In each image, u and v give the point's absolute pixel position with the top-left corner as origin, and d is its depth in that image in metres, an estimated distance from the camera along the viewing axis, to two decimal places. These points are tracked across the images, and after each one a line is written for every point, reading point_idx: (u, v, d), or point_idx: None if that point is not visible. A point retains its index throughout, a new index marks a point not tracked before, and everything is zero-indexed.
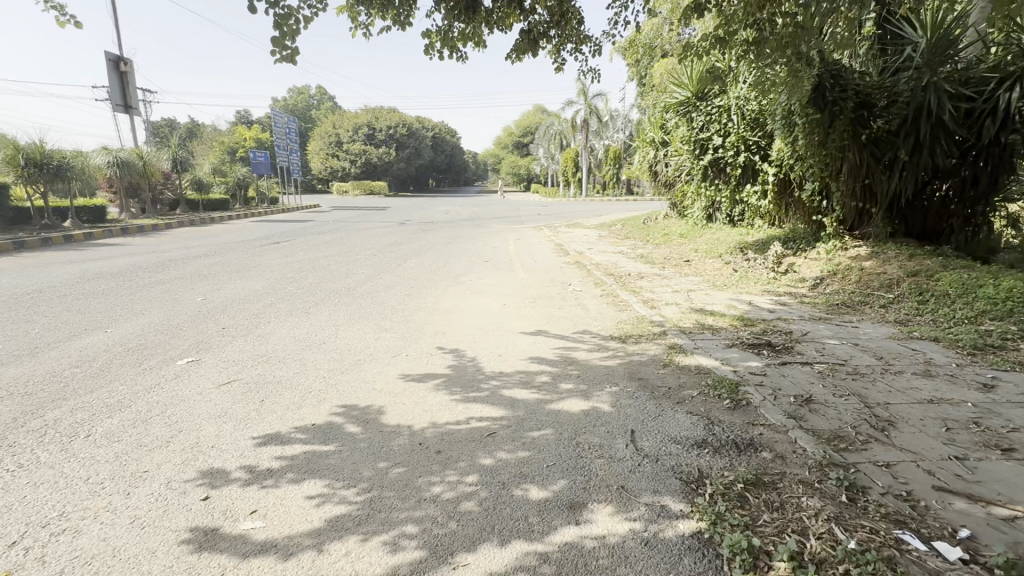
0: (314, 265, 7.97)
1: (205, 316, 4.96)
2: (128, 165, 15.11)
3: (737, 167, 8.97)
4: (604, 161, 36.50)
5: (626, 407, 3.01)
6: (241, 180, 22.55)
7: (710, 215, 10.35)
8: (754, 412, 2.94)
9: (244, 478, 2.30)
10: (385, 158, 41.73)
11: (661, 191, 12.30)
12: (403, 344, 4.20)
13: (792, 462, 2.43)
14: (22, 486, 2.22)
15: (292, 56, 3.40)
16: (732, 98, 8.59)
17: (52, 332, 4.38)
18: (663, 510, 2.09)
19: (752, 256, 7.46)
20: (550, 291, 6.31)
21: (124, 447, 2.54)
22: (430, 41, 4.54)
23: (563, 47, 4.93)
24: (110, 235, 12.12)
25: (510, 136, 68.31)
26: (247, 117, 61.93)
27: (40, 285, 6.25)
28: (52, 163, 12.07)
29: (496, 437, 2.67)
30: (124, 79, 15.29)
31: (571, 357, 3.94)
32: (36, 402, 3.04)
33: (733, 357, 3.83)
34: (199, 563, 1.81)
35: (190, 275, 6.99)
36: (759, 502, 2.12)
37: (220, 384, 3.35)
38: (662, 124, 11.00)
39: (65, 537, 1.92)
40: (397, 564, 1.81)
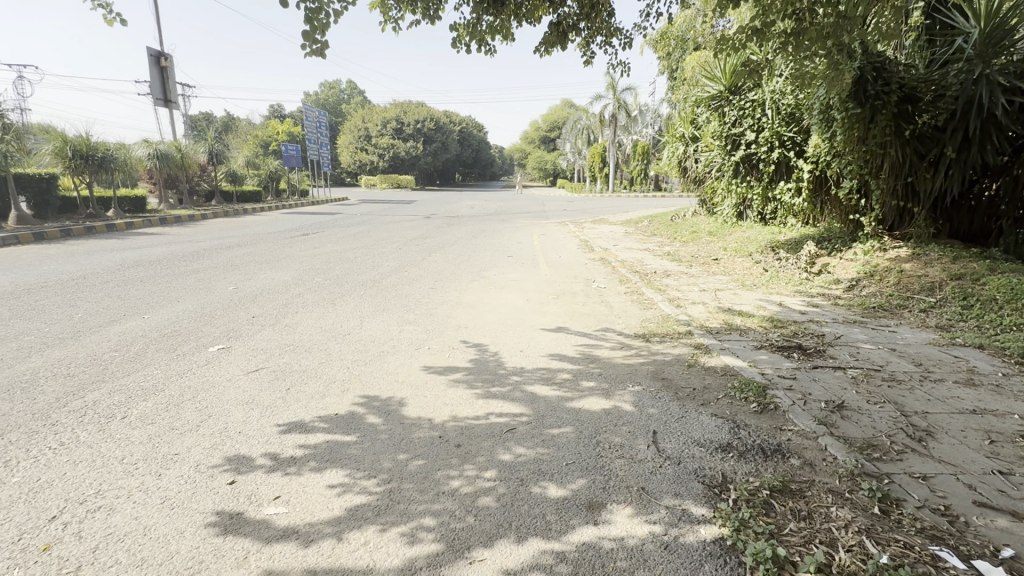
0: (341, 257, 8.07)
1: (236, 305, 5.10)
2: (167, 157, 15.66)
3: (770, 163, 8.67)
4: (632, 157, 35.95)
5: (649, 408, 2.96)
6: (274, 173, 23.14)
7: (740, 212, 10.08)
8: (783, 417, 2.85)
9: (269, 465, 2.35)
10: (413, 152, 42.12)
11: (690, 187, 12.01)
12: (425, 337, 4.23)
13: (821, 470, 2.34)
14: (61, 463, 2.33)
15: (322, 49, 3.43)
16: (767, 92, 8.35)
17: (94, 317, 4.58)
18: (685, 514, 2.05)
19: (784, 256, 7.23)
20: (574, 287, 6.25)
21: (157, 430, 2.64)
22: (458, 35, 4.52)
23: (592, 40, 4.84)
24: (149, 225, 12.58)
25: (538, 131, 68.02)
26: (280, 111, 63.41)
27: (84, 272, 6.54)
28: (97, 154, 12.60)
29: (516, 433, 2.67)
30: (165, 73, 15.83)
31: (594, 354, 3.89)
32: (77, 383, 3.19)
33: (761, 360, 3.72)
34: (223, 545, 1.86)
35: (223, 265, 7.20)
36: (786, 511, 2.05)
37: (249, 371, 3.44)
38: (693, 118, 10.78)
39: (100, 514, 2.00)
40: (414, 556, 1.82)
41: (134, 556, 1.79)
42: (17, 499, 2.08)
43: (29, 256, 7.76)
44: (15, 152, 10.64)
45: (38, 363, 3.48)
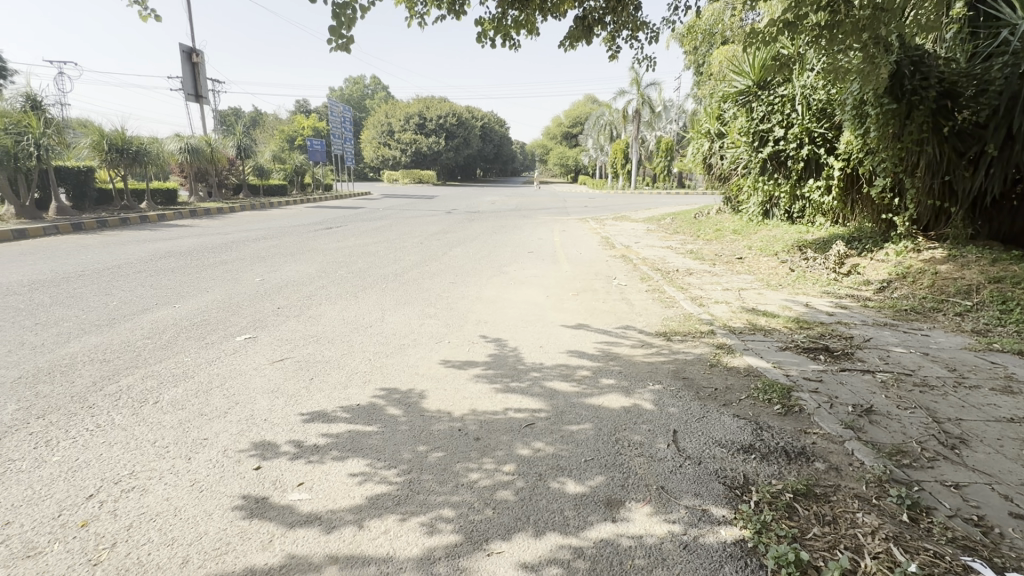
0: (363, 251, 8.18)
1: (262, 296, 5.22)
2: (197, 151, 16.07)
3: (799, 160, 8.46)
4: (655, 154, 35.46)
5: (669, 407, 2.93)
6: (299, 167, 23.56)
7: (766, 210, 9.86)
8: (808, 420, 2.79)
9: (293, 452, 2.40)
10: (435, 148, 42.35)
11: (715, 184, 11.80)
12: (445, 332, 4.26)
13: (847, 475, 2.29)
14: (98, 444, 2.42)
15: (347, 44, 3.46)
16: (798, 87, 8.16)
17: (128, 305, 4.75)
18: (705, 515, 2.02)
19: (811, 255, 7.05)
20: (595, 284, 6.21)
21: (187, 415, 2.73)
22: (482, 29, 4.51)
23: (618, 34, 4.78)
24: (180, 217, 12.96)
25: (560, 127, 67.68)
26: (306, 106, 64.46)
27: (118, 262, 6.77)
28: (131, 148, 13.01)
29: (535, 428, 2.67)
30: (196, 69, 16.23)
31: (614, 352, 3.87)
32: (113, 368, 3.31)
33: (786, 361, 3.65)
34: (250, 528, 1.92)
35: (250, 257, 7.37)
36: (809, 514, 2.01)
37: (274, 360, 3.52)
38: (719, 114, 10.59)
39: (134, 494, 2.08)
40: (433, 546, 1.85)
41: (165, 535, 1.86)
42: (57, 476, 2.18)
43: (68, 246, 8.07)
44: (56, 145, 11.05)
45: (77, 348, 3.63)
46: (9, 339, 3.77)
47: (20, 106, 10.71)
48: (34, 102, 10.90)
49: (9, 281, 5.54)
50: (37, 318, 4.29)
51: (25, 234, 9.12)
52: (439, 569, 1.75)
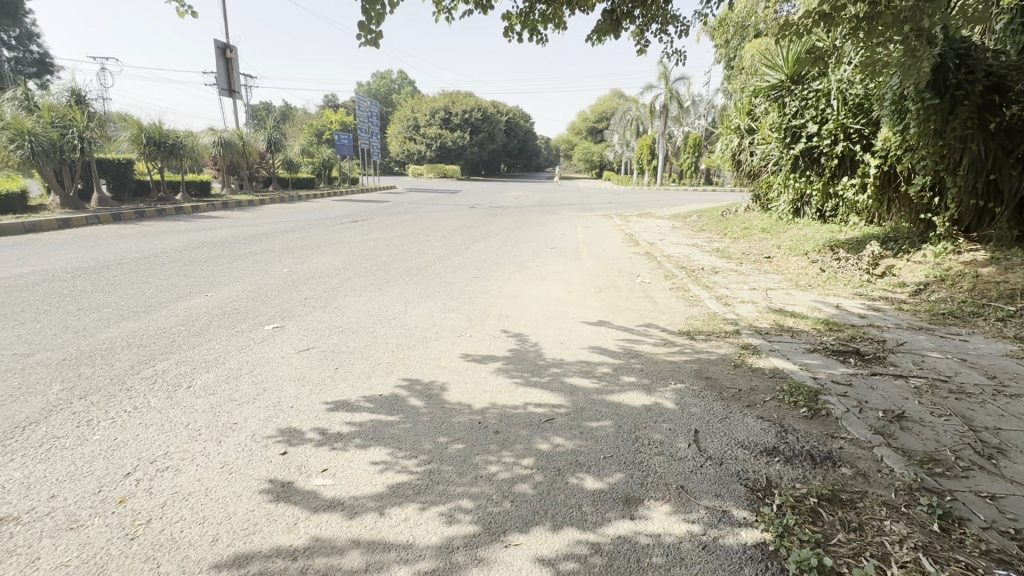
0: (388, 244, 8.31)
1: (290, 287, 5.36)
2: (230, 144, 16.51)
3: (833, 157, 8.18)
4: (683, 150, 34.88)
5: (691, 406, 2.90)
6: (326, 161, 23.97)
7: (797, 209, 9.58)
8: (835, 424, 2.72)
9: (318, 439, 2.47)
10: (460, 142, 42.51)
11: (744, 181, 11.53)
12: (467, 325, 4.30)
13: (875, 482, 2.22)
14: (135, 425, 2.54)
15: (376, 39, 3.50)
16: (834, 81, 7.90)
17: (164, 293, 4.93)
18: (725, 516, 2.00)
19: (843, 256, 6.84)
20: (618, 281, 6.16)
21: (218, 400, 2.83)
22: (509, 24, 4.50)
23: (647, 28, 4.71)
24: (213, 209, 13.36)
25: (585, 122, 67.14)
26: (334, 101, 65.50)
27: (155, 251, 7.04)
28: (168, 141, 13.46)
29: (554, 423, 2.68)
30: (229, 64, 16.64)
31: (635, 350, 3.84)
32: (149, 353, 3.45)
33: (814, 363, 3.55)
34: (276, 510, 1.98)
35: (278, 248, 7.55)
36: (834, 520, 1.97)
37: (300, 350, 3.62)
38: (750, 109, 10.35)
39: (168, 473, 2.17)
40: (452, 536, 1.88)
41: (196, 514, 1.94)
42: (98, 454, 2.29)
43: (108, 235, 8.42)
44: (98, 138, 11.51)
45: (116, 333, 3.79)
46: (55, 322, 3.96)
47: (66, 100, 11.18)
48: (78, 96, 11.35)
49: (54, 268, 5.82)
50: (80, 303, 4.50)
51: (69, 224, 9.54)
52: (457, 557, 1.78)
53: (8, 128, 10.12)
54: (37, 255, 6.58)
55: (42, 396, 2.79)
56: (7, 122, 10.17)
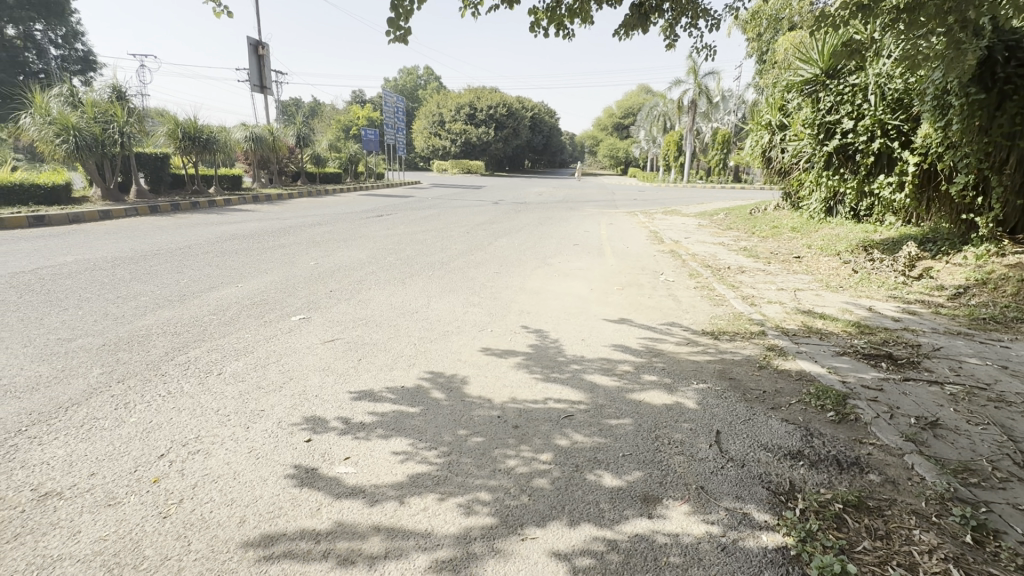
0: (412, 238, 8.40)
1: (317, 279, 5.48)
2: (260, 140, 16.93)
3: (869, 154, 7.89)
4: (711, 146, 34.17)
5: (713, 407, 2.86)
6: (353, 156, 24.35)
7: (830, 207, 9.30)
8: (864, 429, 2.64)
9: (341, 428, 2.53)
10: (484, 138, 42.60)
11: (774, 179, 11.25)
12: (488, 320, 4.33)
13: (905, 490, 2.15)
14: (168, 409, 2.64)
15: (405, 36, 3.54)
16: (872, 75, 7.64)
17: (197, 283, 5.11)
18: (745, 519, 1.97)
19: (878, 257, 6.60)
20: (641, 279, 6.09)
21: (246, 387, 2.92)
22: (536, 19, 4.47)
23: (676, 21, 4.62)
24: (244, 203, 13.74)
25: (611, 118, 66.41)
26: (361, 96, 66.40)
27: (188, 242, 7.28)
28: (202, 136, 13.89)
29: (573, 420, 2.68)
30: (261, 61, 17.03)
31: (658, 348, 3.80)
32: (183, 340, 3.59)
33: (843, 367, 3.46)
34: (300, 495, 2.04)
35: (306, 241, 7.72)
36: (860, 527, 1.92)
37: (326, 340, 3.70)
38: (782, 104, 10.07)
39: (198, 456, 2.26)
40: (470, 526, 1.90)
41: (226, 496, 2.01)
42: (134, 435, 2.39)
43: (145, 227, 8.74)
44: (137, 133, 11.94)
45: (151, 321, 3.95)
46: (95, 309, 4.15)
47: (107, 96, 11.63)
48: (119, 93, 11.79)
49: (95, 257, 6.08)
50: (119, 291, 4.70)
51: (109, 215, 9.93)
52: (475, 548, 1.80)
53: (54, 123, 10.59)
54: (80, 244, 6.88)
55: (84, 379, 2.93)
56: (53, 117, 10.63)
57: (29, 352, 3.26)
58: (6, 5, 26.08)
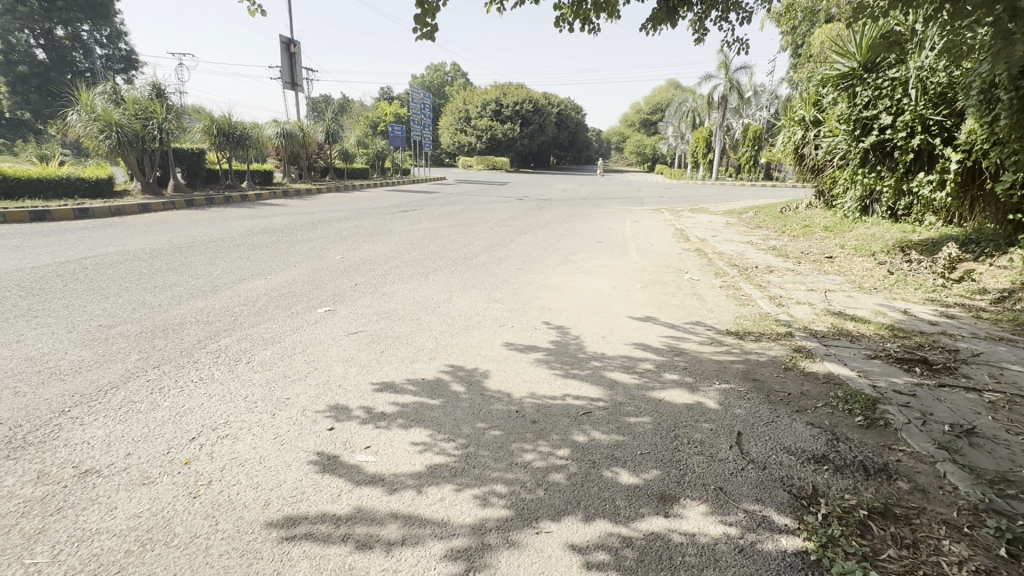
0: (436, 234, 8.49)
1: (342, 273, 5.60)
2: (291, 136, 17.31)
3: (907, 151, 7.55)
4: (741, 143, 33.34)
5: (735, 408, 2.81)
6: (380, 152, 24.69)
7: (865, 206, 8.99)
8: (894, 435, 2.55)
9: (363, 417, 2.59)
10: (510, 134, 42.58)
11: (806, 177, 10.93)
12: (510, 316, 4.34)
13: (935, 499, 2.08)
14: (200, 394, 2.75)
15: (431, 32, 3.56)
16: (913, 69, 7.32)
17: (228, 274, 5.27)
18: (764, 521, 1.94)
19: (915, 258, 6.34)
20: (665, 277, 6.01)
21: (273, 376, 3.01)
22: (562, 13, 4.44)
23: (706, 15, 4.53)
24: (275, 197, 14.10)
25: (639, 114, 65.46)
26: (389, 93, 67.17)
27: (221, 235, 7.51)
28: (236, 132, 14.32)
29: (592, 416, 2.68)
30: (293, 59, 17.41)
31: (680, 347, 3.75)
32: (214, 329, 3.72)
33: (874, 371, 3.34)
34: (321, 481, 2.10)
35: (333, 236, 7.88)
36: (885, 535, 1.86)
37: (350, 332, 3.78)
38: (817, 99, 9.76)
39: (227, 440, 2.34)
40: (485, 517, 1.93)
41: (251, 479, 2.09)
42: (168, 419, 2.50)
43: (181, 220, 9.07)
44: (175, 129, 12.36)
45: (185, 310, 4.10)
46: (134, 298, 4.33)
47: (148, 94, 12.10)
48: (159, 90, 12.24)
49: (135, 248, 6.35)
50: (156, 282, 4.90)
51: (149, 208, 10.35)
52: (489, 538, 1.82)
53: (98, 119, 11.06)
54: (120, 236, 7.18)
55: (122, 364, 3.08)
56: (98, 114, 11.10)
57: (74, 338, 3.44)
58: (56, 6, 27.34)
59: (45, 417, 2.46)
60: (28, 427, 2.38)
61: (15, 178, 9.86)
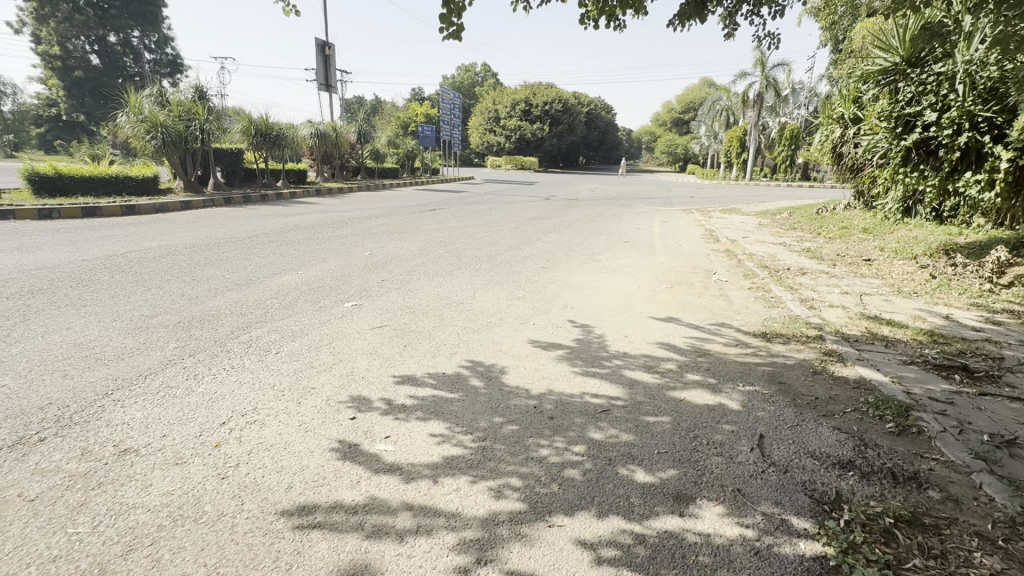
0: (462, 232, 8.56)
1: (369, 269, 5.72)
2: (325, 136, 17.76)
3: (954, 150, 7.16)
4: (777, 142, 32.28)
5: (758, 410, 2.75)
6: (410, 152, 25.01)
7: (907, 207, 8.60)
8: (927, 443, 2.45)
9: (383, 408, 2.65)
10: (539, 134, 42.47)
11: (845, 176, 10.53)
12: (532, 313, 4.36)
13: (968, 510, 1.99)
14: (231, 382, 2.87)
15: (457, 32, 3.61)
16: (962, 62, 6.98)
17: (260, 269, 5.45)
18: (783, 525, 1.90)
19: (961, 261, 6.04)
20: (691, 278, 5.91)
21: (300, 366, 3.11)
22: (588, 11, 4.43)
23: (737, 10, 4.44)
24: (308, 196, 14.49)
25: (671, 113, 64.28)
26: (420, 93, 68.08)
27: (255, 232, 7.76)
28: (272, 132, 14.78)
29: (609, 415, 2.66)
30: (327, 61, 17.86)
31: (704, 348, 3.69)
32: (247, 321, 3.87)
33: (909, 377, 3.21)
34: (341, 468, 2.16)
35: (361, 233, 8.05)
36: (911, 544, 1.79)
37: (375, 326, 3.88)
38: (857, 95, 9.39)
39: (254, 426, 2.44)
40: (498, 510, 1.95)
41: (276, 463, 2.18)
42: (201, 403, 2.62)
43: (219, 217, 9.42)
44: (215, 130, 12.88)
45: (221, 302, 4.27)
46: (174, 290, 4.54)
47: (191, 96, 12.61)
48: (201, 93, 12.76)
49: (176, 244, 6.64)
50: (194, 275, 5.11)
51: (190, 206, 10.80)
52: (501, 530, 1.85)
53: (145, 120, 11.62)
54: (162, 232, 7.52)
55: (161, 351, 3.24)
56: (145, 115, 11.65)
57: (118, 326, 3.64)
58: (110, 14, 28.85)
59: (89, 399, 2.62)
60: (74, 407, 2.54)
61: (69, 177, 10.47)
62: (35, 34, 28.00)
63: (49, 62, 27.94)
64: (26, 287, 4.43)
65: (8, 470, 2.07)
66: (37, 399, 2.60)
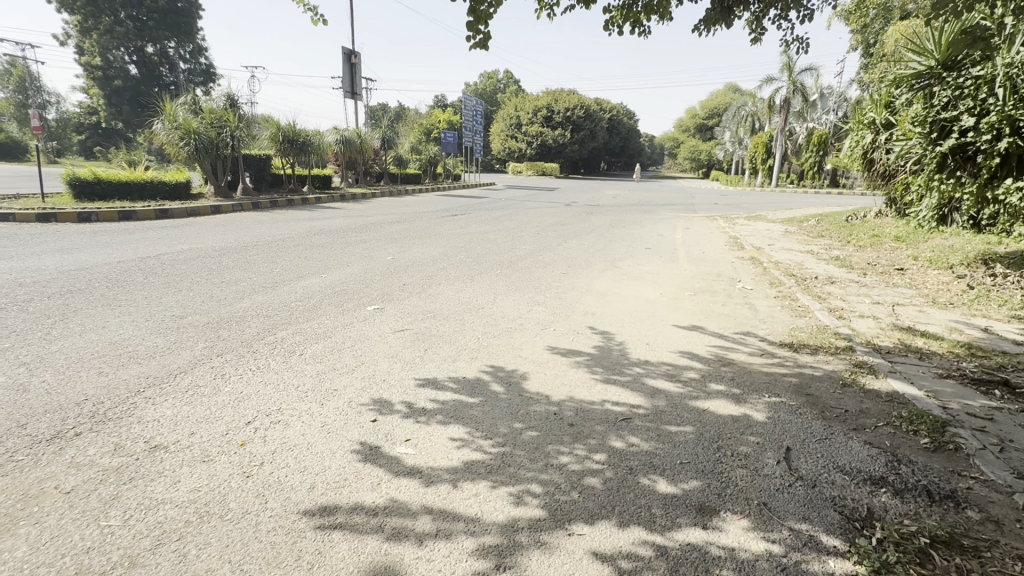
0: (483, 238, 8.60)
1: (391, 273, 5.77)
2: (350, 142, 18.08)
3: (993, 156, 6.85)
4: (804, 148, 31.59)
5: (785, 422, 2.67)
6: (433, 158, 25.21)
7: (943, 215, 8.34)
8: (965, 461, 2.35)
9: (404, 411, 2.67)
10: (560, 140, 42.38)
11: (876, 183, 10.25)
12: (552, 319, 4.34)
13: (1010, 531, 1.90)
14: (256, 382, 2.93)
15: (484, 40, 3.65)
16: (1002, 65, 6.71)
17: (286, 272, 5.55)
18: (811, 541, 1.84)
19: (1001, 272, 5.82)
20: (715, 286, 5.81)
21: (323, 368, 3.16)
22: (612, 16, 4.41)
23: (764, 14, 4.37)
24: (333, 201, 14.75)
25: (695, 118, 63.58)
26: (443, 100, 68.83)
27: (281, 236, 7.92)
28: (300, 139, 15.11)
29: (631, 423, 2.63)
30: (353, 69, 18.28)
31: (728, 357, 3.62)
32: (273, 323, 3.95)
33: (946, 392, 3.08)
34: (362, 470, 2.18)
35: (384, 238, 8.14)
36: (949, 565, 1.72)
37: (396, 329, 3.92)
38: (889, 100, 9.16)
39: (278, 426, 2.48)
40: (517, 516, 1.94)
41: (299, 463, 2.21)
42: (227, 403, 2.68)
43: (247, 221, 9.64)
44: (245, 137, 13.19)
45: (248, 304, 4.38)
46: (204, 292, 4.67)
47: (223, 104, 12.99)
48: (233, 101, 13.11)
49: (205, 247, 6.82)
50: (222, 277, 5.23)
51: (219, 210, 11.09)
52: (520, 537, 1.84)
53: (179, 128, 12.02)
54: (192, 235, 7.72)
55: (191, 351, 3.33)
56: (179, 123, 12.05)
57: (151, 326, 3.76)
58: (148, 26, 29.91)
59: (123, 396, 2.70)
60: (109, 402, 2.63)
61: (106, 181, 10.88)
62: (78, 45, 29.20)
63: (91, 71, 29.12)
64: (66, 287, 4.60)
65: (46, 463, 2.15)
66: (74, 395, 2.69)
